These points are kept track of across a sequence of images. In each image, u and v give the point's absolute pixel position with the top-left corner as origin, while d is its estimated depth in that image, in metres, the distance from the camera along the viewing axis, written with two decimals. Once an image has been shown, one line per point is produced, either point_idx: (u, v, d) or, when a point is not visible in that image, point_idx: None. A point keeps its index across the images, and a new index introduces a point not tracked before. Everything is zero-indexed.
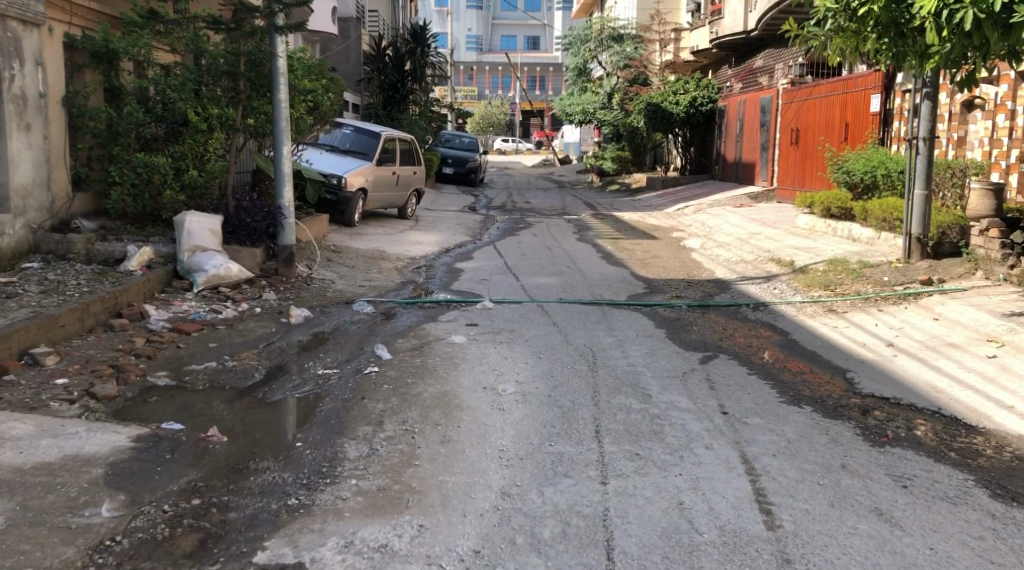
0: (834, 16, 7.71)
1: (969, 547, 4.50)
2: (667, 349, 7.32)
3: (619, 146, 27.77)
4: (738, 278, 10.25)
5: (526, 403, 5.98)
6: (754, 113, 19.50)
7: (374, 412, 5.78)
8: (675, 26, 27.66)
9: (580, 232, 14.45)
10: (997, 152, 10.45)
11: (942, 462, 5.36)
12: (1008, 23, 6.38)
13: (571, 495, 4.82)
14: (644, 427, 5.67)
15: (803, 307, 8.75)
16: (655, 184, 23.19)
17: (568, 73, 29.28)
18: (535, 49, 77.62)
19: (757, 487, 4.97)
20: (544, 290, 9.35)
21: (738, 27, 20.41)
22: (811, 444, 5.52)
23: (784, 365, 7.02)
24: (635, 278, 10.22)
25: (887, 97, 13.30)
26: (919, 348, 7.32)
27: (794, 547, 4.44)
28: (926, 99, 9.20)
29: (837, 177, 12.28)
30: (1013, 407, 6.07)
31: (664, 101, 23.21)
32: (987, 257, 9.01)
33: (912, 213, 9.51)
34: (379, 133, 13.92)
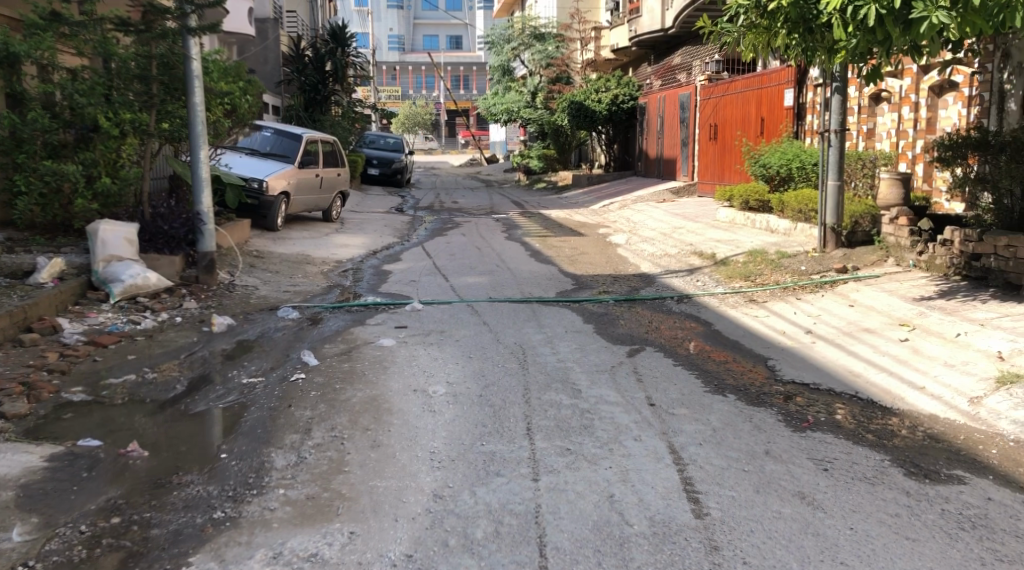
0: (746, 14, 7.96)
1: (886, 525, 4.65)
2: (595, 343, 7.40)
3: (545, 144, 28.04)
4: (662, 271, 10.42)
5: (457, 403, 5.98)
6: (673, 109, 19.80)
7: (301, 419, 5.72)
8: (594, 24, 27.92)
9: (508, 230, 14.51)
10: (904, 143, 10.78)
11: (860, 444, 5.53)
12: (908, 19, 6.71)
13: (503, 494, 4.84)
14: (574, 422, 5.72)
15: (725, 298, 8.94)
16: (580, 181, 23.41)
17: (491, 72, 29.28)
18: (456, 49, 77.66)
19: (685, 476, 5.07)
20: (473, 289, 9.37)
21: (656, 24, 20.73)
22: (736, 432, 5.65)
23: (708, 355, 7.17)
24: (564, 275, 10.30)
25: (800, 92, 13.61)
26: (836, 335, 7.55)
27: (721, 534, 4.54)
28: (837, 93, 9.42)
29: (755, 171, 12.55)
30: (924, 388, 6.32)
31: (586, 99, 23.20)
32: (897, 244, 9.35)
33: (826, 203, 9.73)
34: (300, 135, 13.75)
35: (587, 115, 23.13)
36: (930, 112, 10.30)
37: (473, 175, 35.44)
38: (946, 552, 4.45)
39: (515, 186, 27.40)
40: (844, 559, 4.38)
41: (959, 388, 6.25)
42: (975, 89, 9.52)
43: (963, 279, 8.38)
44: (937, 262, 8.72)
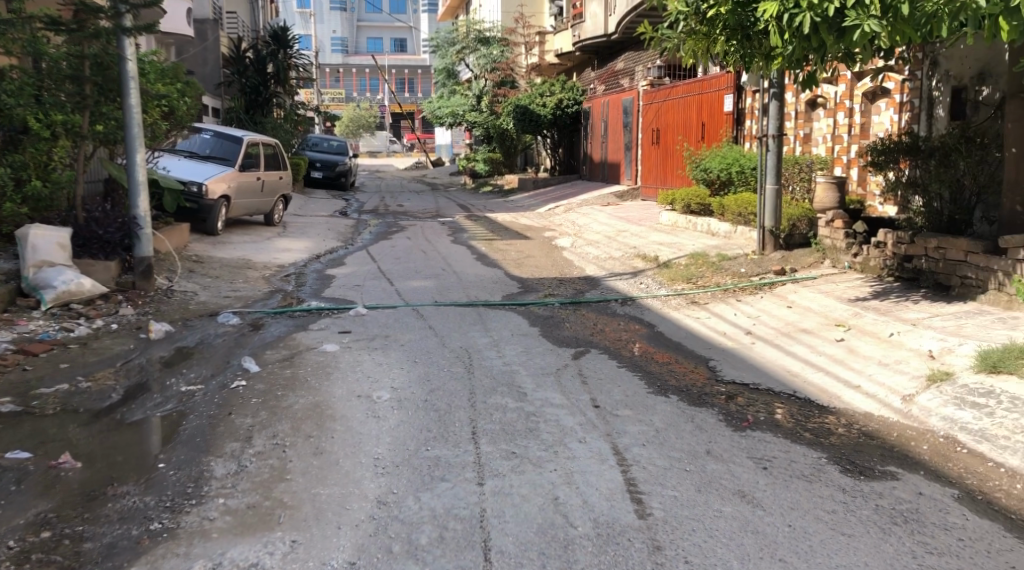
0: (686, 20, 8.14)
1: (823, 521, 4.77)
2: (541, 347, 7.45)
3: (491, 147, 28.13)
4: (607, 274, 10.52)
5: (402, 409, 5.99)
6: (617, 114, 20.00)
7: (241, 427, 5.68)
8: (538, 29, 28.07)
9: (453, 234, 14.52)
10: (839, 148, 11.04)
11: (798, 443, 5.66)
12: (841, 27, 6.89)
13: (447, 499, 4.86)
14: (520, 425, 5.76)
15: (667, 300, 9.06)
16: (525, 185, 23.52)
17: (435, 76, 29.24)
18: (399, 52, 77.40)
19: (628, 477, 5.14)
20: (417, 294, 9.37)
21: (599, 30, 20.92)
22: (678, 432, 5.75)
23: (652, 357, 7.27)
24: (509, 278, 10.35)
25: (739, 98, 13.86)
26: (775, 336, 7.71)
27: (664, 534, 4.61)
28: (774, 99, 9.64)
29: (696, 175, 12.74)
30: (860, 386, 6.50)
31: (531, 103, 23.32)
32: (833, 246, 9.58)
33: (765, 207, 9.95)
34: (241, 138, 13.61)
35: (532, 119, 23.24)
36: (865, 118, 10.54)
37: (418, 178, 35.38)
38: (880, 546, 4.57)
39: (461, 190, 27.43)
40: (784, 556, 4.47)
41: (892, 386, 6.43)
42: (905, 95, 9.75)
43: (896, 280, 8.63)
44: (872, 264, 8.97)
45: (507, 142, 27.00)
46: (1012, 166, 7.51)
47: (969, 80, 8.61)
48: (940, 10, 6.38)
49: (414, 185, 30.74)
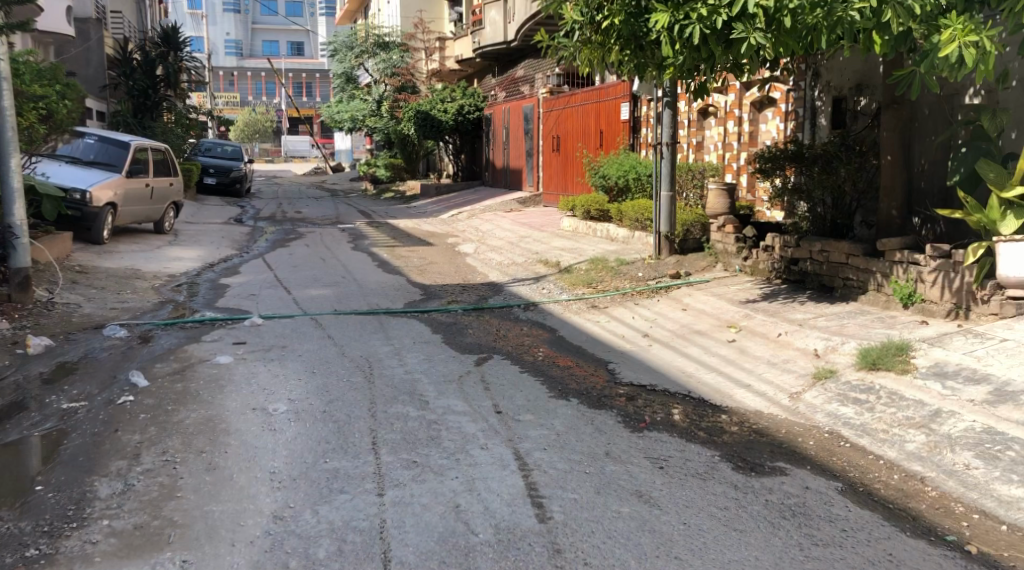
0: (581, 29, 8.26)
1: (716, 518, 4.93)
2: (443, 353, 7.50)
3: (393, 153, 28.06)
4: (510, 280, 10.63)
5: (300, 420, 5.95)
6: (517, 120, 20.20)
7: (128, 444, 5.55)
8: (437, 34, 28.13)
9: (354, 240, 14.42)
10: (730, 156, 11.45)
11: (693, 442, 5.85)
12: (728, 38, 7.14)
13: (346, 511, 4.85)
14: (421, 434, 5.79)
15: (568, 304, 9.21)
16: (428, 191, 23.51)
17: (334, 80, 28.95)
18: (298, 55, 76.31)
19: (529, 481, 5.22)
20: (316, 302, 9.30)
21: (498, 37, 21.09)
22: (578, 435, 5.87)
23: (553, 361, 7.39)
24: (411, 285, 10.35)
25: (635, 106, 14.17)
26: (671, 338, 7.94)
27: (563, 537, 4.69)
28: (667, 108, 9.92)
29: (595, 182, 12.98)
30: (750, 386, 6.76)
31: (432, 108, 23.32)
32: (724, 251, 9.93)
33: (660, 213, 10.23)
34: (127, 142, 13.24)
35: (433, 124, 23.23)
36: (752, 126, 10.98)
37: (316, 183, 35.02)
38: (770, 539, 4.74)
39: (363, 195, 27.24)
40: (678, 554, 4.60)
41: (780, 384, 6.70)
42: (790, 104, 10.22)
43: (784, 283, 8.99)
44: (761, 267, 9.34)
45: (409, 148, 26.98)
46: (888, 173, 8.02)
47: (848, 91, 9.03)
48: (820, 23, 6.61)
49: (314, 190, 30.40)
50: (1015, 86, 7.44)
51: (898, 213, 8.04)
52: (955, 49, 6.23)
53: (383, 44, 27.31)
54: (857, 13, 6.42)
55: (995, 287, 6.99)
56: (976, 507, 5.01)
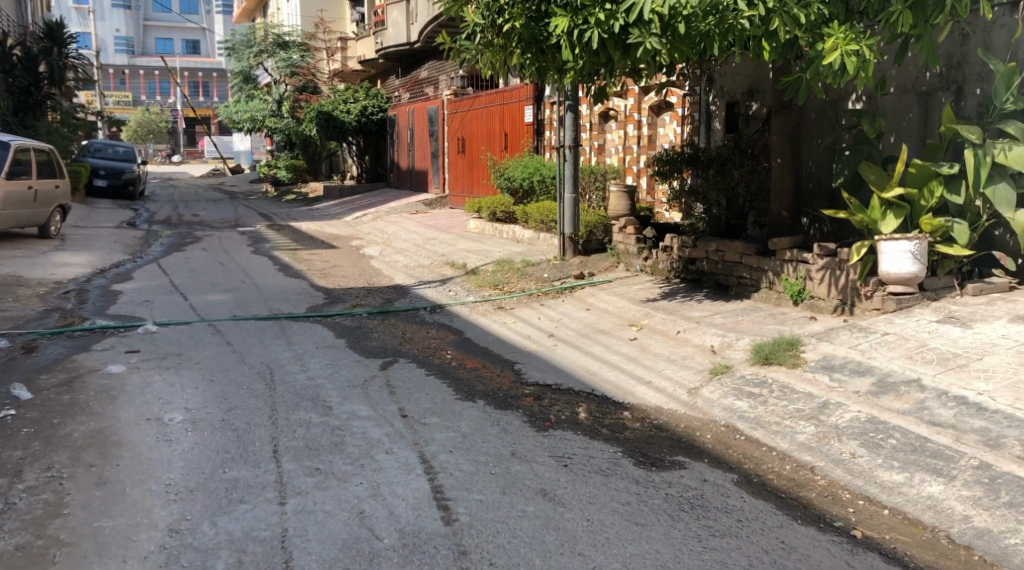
0: (483, 32, 8.33)
1: (618, 513, 5.01)
2: (347, 358, 7.47)
3: (294, 154, 27.64)
4: (415, 282, 10.64)
5: (197, 430, 5.86)
6: (422, 122, 20.19)
7: (11, 460, 5.39)
8: (339, 34, 27.90)
9: (254, 244, 14.20)
10: (630, 158, 11.72)
11: (596, 439, 5.97)
12: (625, 44, 7.32)
13: (246, 522, 4.81)
14: (324, 441, 5.77)
15: (474, 306, 9.28)
16: (331, 192, 23.25)
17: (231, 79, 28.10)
18: (195, 53, 74.47)
19: (435, 484, 5.25)
20: (214, 308, 9.14)
21: (401, 38, 21.05)
22: (484, 436, 5.93)
23: (460, 363, 7.44)
24: (314, 289, 10.27)
25: (538, 109, 14.35)
26: (575, 337, 8.09)
27: (469, 538, 4.71)
28: (569, 111, 10.10)
29: (500, 184, 13.08)
30: (651, 382, 6.94)
31: (334, 110, 23.10)
32: (626, 251, 10.15)
33: (564, 214, 10.40)
34: (8, 143, 12.77)
35: (336, 125, 22.97)
36: (650, 130, 11.29)
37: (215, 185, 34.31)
38: (669, 532, 4.82)
39: (264, 197, 26.72)
40: (582, 550, 4.65)
41: (679, 381, 6.90)
42: (686, 108, 10.55)
43: (682, 282, 9.26)
44: (660, 267, 9.59)
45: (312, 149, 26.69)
46: (778, 176, 8.37)
47: (740, 96, 9.37)
48: (713, 30, 6.82)
49: (214, 192, 29.78)
50: (892, 93, 8.15)
51: (788, 214, 8.39)
52: (838, 57, 6.55)
53: (282, 43, 26.32)
54: (747, 22, 6.64)
55: (878, 283, 7.40)
56: (861, 492, 5.19)
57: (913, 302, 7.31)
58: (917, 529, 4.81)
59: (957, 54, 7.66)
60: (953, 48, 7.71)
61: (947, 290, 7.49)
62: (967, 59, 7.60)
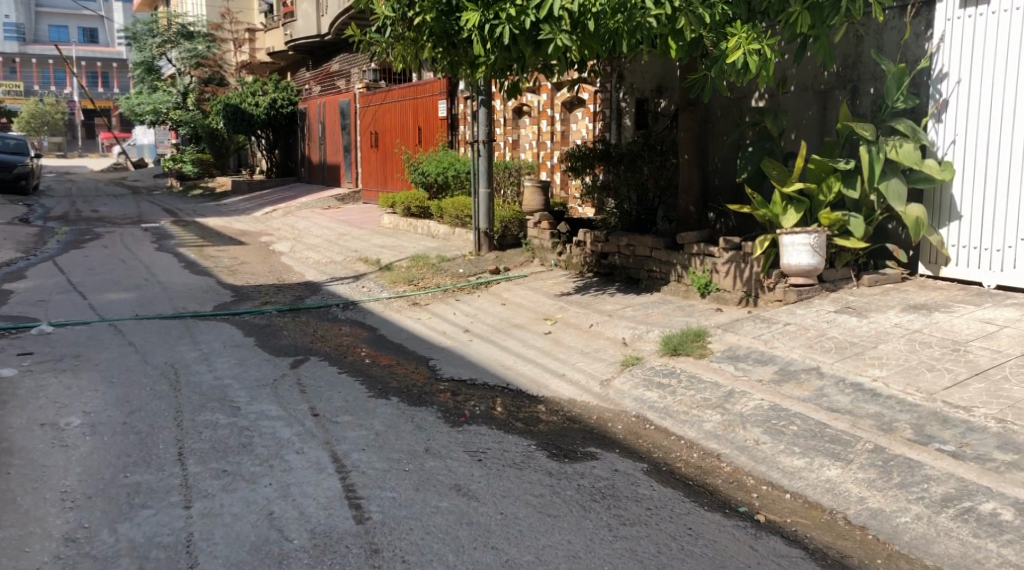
0: (393, 25, 8.28)
1: (531, 505, 5.06)
2: (256, 357, 7.37)
3: (199, 148, 26.95)
4: (327, 279, 10.55)
5: (96, 434, 5.72)
6: (334, 115, 19.97)
7: None
8: (246, 24, 27.39)
9: (158, 240, 13.86)
10: (544, 154, 11.84)
11: (510, 433, 6.03)
12: (537, 39, 7.37)
13: (148, 527, 4.72)
14: (232, 441, 5.69)
15: (388, 303, 9.25)
16: (239, 186, 22.77)
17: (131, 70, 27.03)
18: (94, 43, 72.03)
19: (346, 483, 5.23)
20: (116, 307, 8.91)
21: (311, 30, 20.78)
22: (398, 433, 5.93)
23: (374, 360, 7.42)
24: (221, 287, 10.09)
25: (452, 104, 14.36)
26: (489, 332, 8.15)
27: (381, 537, 4.69)
28: (482, 106, 10.14)
29: (414, 178, 13.04)
30: (564, 375, 7.04)
31: (242, 102, 22.65)
32: (541, 246, 10.26)
33: (478, 209, 10.44)
34: None
35: (245, 118, 22.56)
36: (564, 126, 11.43)
37: (117, 179, 33.32)
38: (581, 523, 4.88)
39: (170, 192, 26.00)
40: (495, 543, 4.66)
41: (591, 373, 7.01)
42: (597, 105, 10.68)
43: (595, 276, 9.39)
44: (574, 261, 9.71)
45: (219, 142, 26.21)
46: (686, 171, 8.56)
47: (650, 93, 9.55)
48: (621, 28, 6.86)
49: (116, 187, 28.91)
50: (792, 91, 8.47)
51: (695, 209, 8.59)
52: (741, 56, 6.74)
53: (187, 33, 25.80)
54: (655, 20, 6.71)
55: (779, 276, 7.67)
56: (764, 478, 5.36)
57: (812, 293, 7.60)
58: (817, 512, 4.98)
59: (853, 55, 8.04)
60: (848, 49, 8.08)
61: (844, 282, 7.80)
62: (861, 59, 7.97)
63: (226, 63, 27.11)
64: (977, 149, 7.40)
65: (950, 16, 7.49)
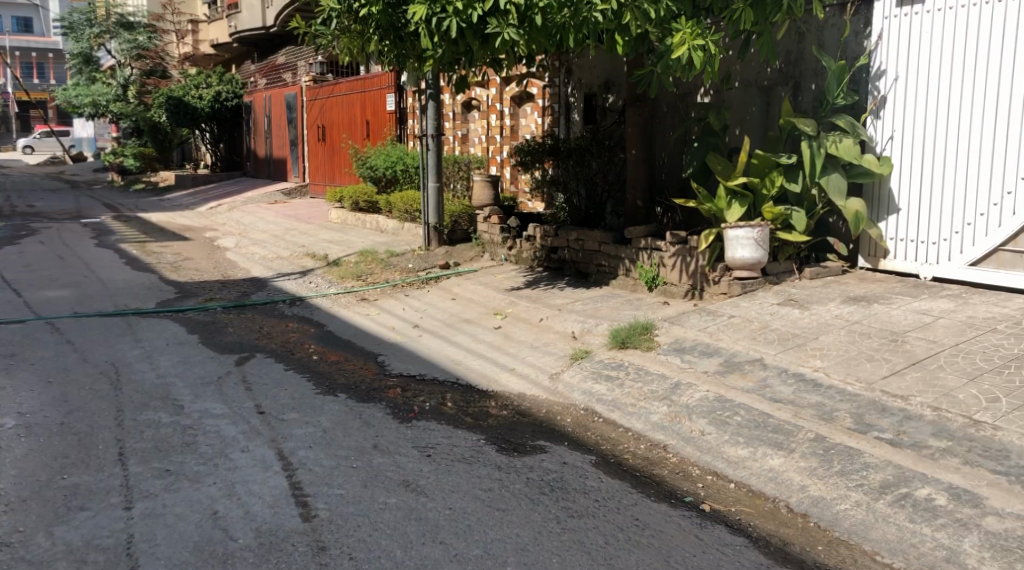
0: (338, 17, 8.23)
1: (480, 500, 5.07)
2: (200, 355, 7.28)
3: (142, 142, 26.61)
4: (274, 274, 10.44)
5: (33, 436, 5.61)
6: (280, 109, 19.77)
7: None
8: (189, 16, 27.02)
9: (98, 236, 13.60)
10: (493, 148, 11.85)
11: (459, 428, 6.04)
12: (484, 34, 7.35)
13: (87, 530, 4.64)
14: (175, 441, 5.62)
15: (336, 298, 9.19)
16: (183, 181, 22.41)
17: (71, 61, 26.81)
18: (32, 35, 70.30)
19: (293, 481, 5.19)
20: (55, 305, 8.73)
21: (257, 22, 20.55)
22: (345, 430, 5.90)
23: (321, 356, 7.37)
24: (164, 283, 9.94)
25: (400, 97, 14.31)
26: (438, 327, 8.15)
27: (328, 534, 4.67)
28: (430, 100, 10.11)
29: (363, 173, 12.97)
30: (513, 369, 7.07)
31: (185, 95, 22.13)
32: (490, 241, 10.28)
33: (428, 204, 10.42)
34: None
35: (188, 111, 22.02)
36: (513, 120, 11.46)
37: (56, 174, 32.62)
38: (530, 516, 4.90)
39: (112, 187, 25.52)
40: (444, 538, 4.66)
41: (540, 367, 7.05)
42: (546, 100, 10.74)
43: (545, 270, 9.43)
44: (524, 256, 9.74)
45: (161, 136, 25.78)
46: (633, 166, 8.63)
47: (597, 88, 9.62)
48: (568, 22, 6.95)
49: (55, 182, 28.28)
50: (737, 87, 8.58)
51: (643, 203, 8.66)
52: (686, 52, 6.80)
53: (127, 24, 25.44)
54: (600, 15, 6.81)
55: (724, 269, 7.76)
56: (709, 468, 5.44)
57: (757, 286, 7.72)
58: (760, 501, 5.07)
59: (794, 51, 8.17)
60: (790, 46, 8.22)
61: (787, 275, 7.93)
62: (803, 56, 8.10)
63: (170, 54, 26.61)
64: (914, 144, 7.58)
65: (887, 14, 7.65)
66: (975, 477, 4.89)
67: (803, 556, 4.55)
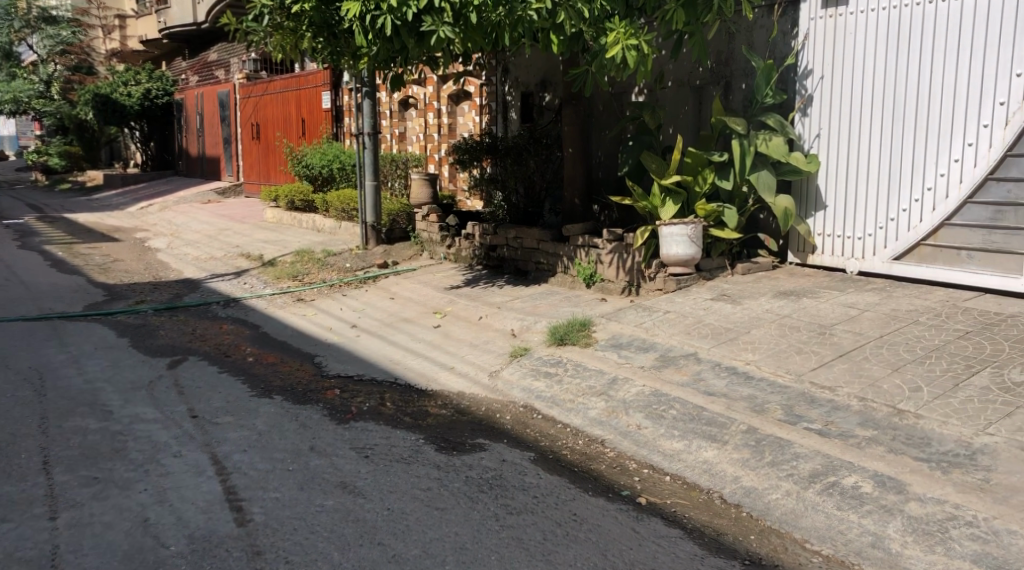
0: (271, 14, 8.06)
1: (419, 499, 5.06)
2: (131, 359, 7.13)
3: (66, 140, 25.91)
4: (207, 275, 10.27)
5: None
6: (213, 107, 19.46)
7: None
8: (116, 12, 26.50)
9: (22, 238, 13.21)
10: (431, 147, 11.83)
11: (398, 428, 6.01)
12: (420, 32, 7.26)
13: (10, 542, 4.52)
14: (104, 448, 5.50)
15: (272, 299, 9.08)
16: (112, 180, 21.88)
17: None
18: None
19: (227, 486, 5.12)
20: None
21: (188, 18, 20.22)
22: (281, 433, 5.83)
23: (257, 358, 7.28)
24: (92, 286, 9.70)
25: (335, 95, 14.21)
26: (376, 326, 8.11)
27: (263, 538, 4.62)
28: (366, 98, 10.03)
29: (298, 171, 12.84)
30: (451, 368, 7.07)
31: (113, 91, 21.65)
32: (429, 239, 10.26)
33: (365, 203, 10.35)
34: None
35: (116, 108, 21.53)
36: (450, 118, 11.49)
37: None
38: (468, 514, 4.91)
39: (36, 187, 24.75)
40: (381, 539, 4.64)
41: (479, 365, 7.06)
42: (483, 98, 10.77)
43: (484, 268, 9.45)
44: (463, 254, 9.76)
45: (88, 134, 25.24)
46: (570, 165, 8.70)
47: (534, 87, 9.67)
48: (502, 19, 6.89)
49: None
50: (669, 86, 8.72)
51: (580, 202, 8.74)
52: (619, 51, 6.86)
53: (48, 18, 24.63)
54: (535, 14, 6.86)
55: (659, 266, 7.88)
56: (645, 462, 5.51)
57: (691, 282, 7.84)
58: (694, 493, 5.15)
59: (725, 51, 8.32)
60: (721, 46, 8.38)
61: (719, 270, 8.06)
62: (733, 56, 8.26)
63: (95, 49, 25.96)
64: (840, 142, 7.76)
65: (813, 16, 7.83)
66: (899, 464, 5.04)
67: (735, 546, 4.63)
